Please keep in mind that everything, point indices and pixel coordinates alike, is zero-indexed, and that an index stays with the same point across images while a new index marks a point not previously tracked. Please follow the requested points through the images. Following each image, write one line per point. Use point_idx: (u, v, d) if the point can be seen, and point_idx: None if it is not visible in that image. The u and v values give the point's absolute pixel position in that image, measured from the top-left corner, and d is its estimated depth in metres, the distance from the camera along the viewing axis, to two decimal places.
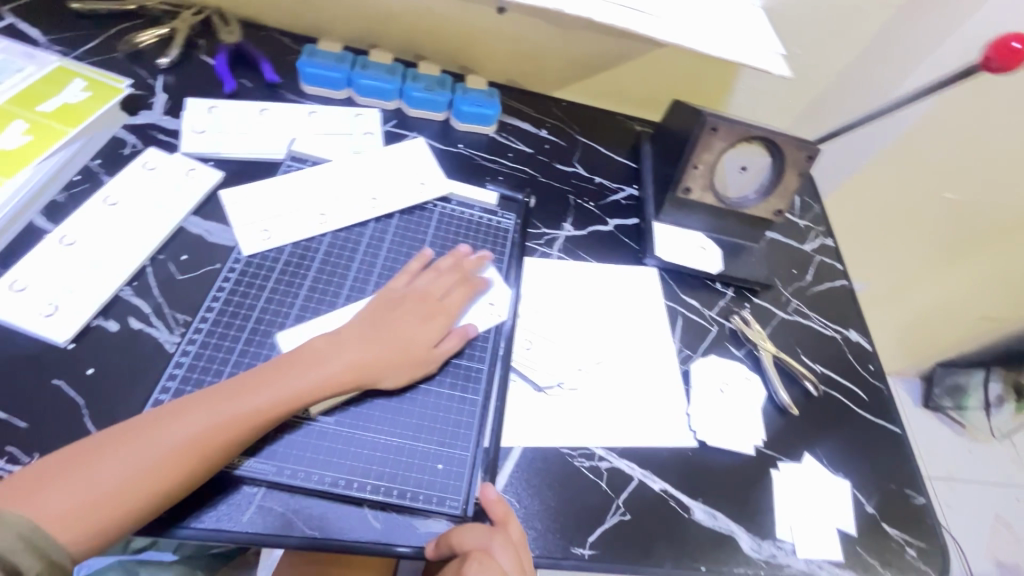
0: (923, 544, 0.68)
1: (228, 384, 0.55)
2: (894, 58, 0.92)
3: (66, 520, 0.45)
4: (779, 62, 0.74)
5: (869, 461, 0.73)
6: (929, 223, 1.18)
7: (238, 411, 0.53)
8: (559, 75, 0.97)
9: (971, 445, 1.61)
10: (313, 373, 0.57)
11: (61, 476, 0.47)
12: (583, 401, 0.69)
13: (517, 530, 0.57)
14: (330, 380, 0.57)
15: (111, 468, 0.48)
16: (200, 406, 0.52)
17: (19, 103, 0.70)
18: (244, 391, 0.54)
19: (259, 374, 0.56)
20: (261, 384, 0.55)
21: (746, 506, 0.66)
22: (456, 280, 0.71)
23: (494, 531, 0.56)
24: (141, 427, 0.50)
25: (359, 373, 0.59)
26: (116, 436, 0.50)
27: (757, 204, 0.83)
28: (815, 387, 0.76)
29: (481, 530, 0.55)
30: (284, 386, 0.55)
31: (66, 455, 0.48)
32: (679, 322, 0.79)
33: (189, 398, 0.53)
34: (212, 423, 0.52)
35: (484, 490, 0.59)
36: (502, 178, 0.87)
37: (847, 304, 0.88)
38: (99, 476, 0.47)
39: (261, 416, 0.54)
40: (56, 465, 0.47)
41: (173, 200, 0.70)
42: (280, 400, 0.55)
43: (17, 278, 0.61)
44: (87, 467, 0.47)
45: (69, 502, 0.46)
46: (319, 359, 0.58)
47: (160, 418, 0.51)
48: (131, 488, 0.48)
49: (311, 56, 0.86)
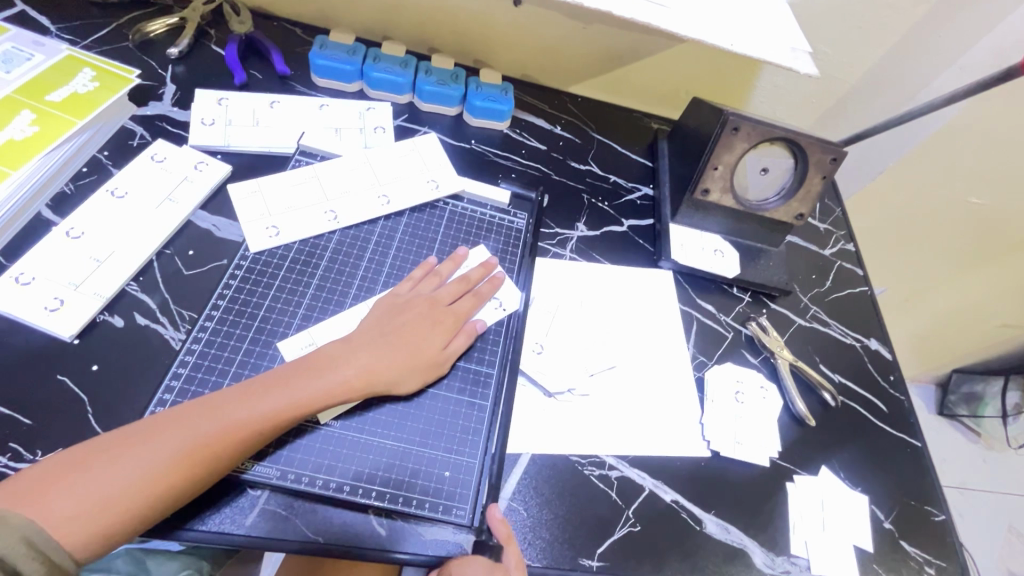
0: (943, 563, 0.66)
1: (236, 388, 0.54)
2: (925, 58, 0.88)
3: (70, 525, 0.44)
4: (803, 59, 0.70)
5: (888, 476, 0.71)
6: (953, 229, 1.14)
7: (246, 417, 0.52)
8: (576, 70, 0.95)
9: (987, 454, 1.58)
10: (324, 378, 0.56)
11: (64, 480, 0.45)
12: (594, 407, 0.67)
13: (513, 556, 0.55)
14: (341, 386, 0.56)
15: (115, 472, 0.47)
16: (207, 411, 0.51)
17: (28, 92, 0.69)
18: (253, 396, 0.53)
19: (268, 378, 0.55)
20: (270, 390, 0.54)
21: (760, 518, 0.64)
22: (460, 282, 0.69)
23: (494, 568, 0.54)
24: (147, 430, 0.49)
25: (370, 379, 0.58)
26: (122, 439, 0.48)
27: (778, 207, 0.80)
28: (834, 398, 0.74)
29: (479, 567, 0.53)
30: (293, 392, 0.54)
31: (71, 457, 0.47)
32: (694, 328, 0.77)
33: (196, 402, 0.52)
34: (220, 428, 0.51)
35: (490, 510, 0.57)
36: (515, 176, 0.85)
37: (868, 312, 0.85)
38: (104, 481, 0.46)
39: (269, 423, 0.53)
40: (59, 467, 0.46)
41: (182, 192, 0.69)
42: (290, 407, 0.54)
43: (24, 271, 0.60)
44: (90, 471, 0.46)
45: (73, 506, 0.45)
46: (329, 365, 0.57)
47: (167, 421, 0.50)
48: (136, 494, 0.47)
49: (322, 47, 0.84)
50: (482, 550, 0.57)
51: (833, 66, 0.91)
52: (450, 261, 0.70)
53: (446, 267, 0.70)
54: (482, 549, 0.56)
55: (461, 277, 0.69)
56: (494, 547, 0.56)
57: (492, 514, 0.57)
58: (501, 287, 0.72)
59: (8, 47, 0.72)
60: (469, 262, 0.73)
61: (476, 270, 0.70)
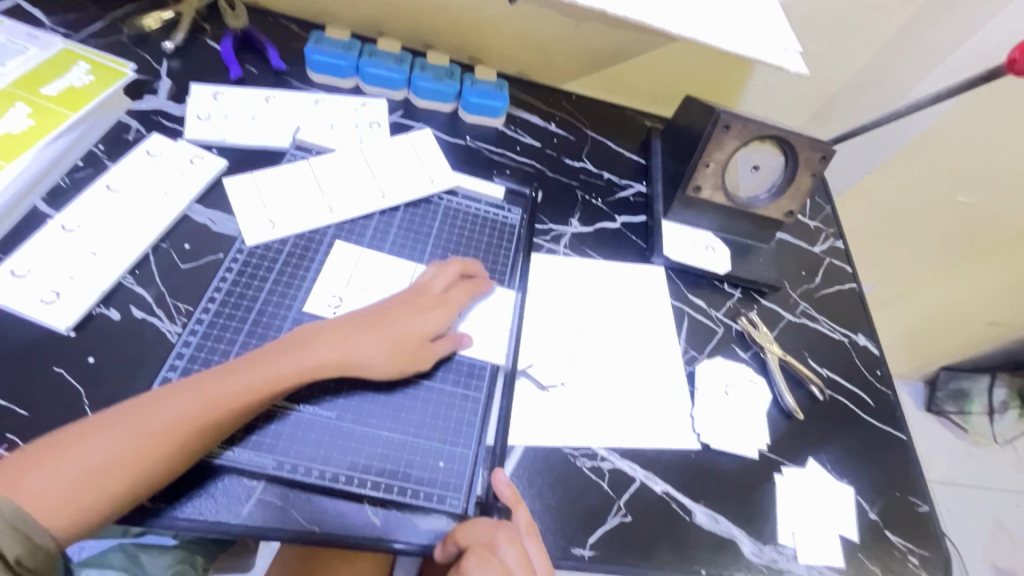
0: (926, 553, 0.68)
1: (215, 369, 0.54)
2: (913, 58, 0.90)
3: (49, 503, 0.45)
4: (798, 60, 0.71)
5: (873, 468, 0.72)
6: (941, 227, 1.16)
7: (224, 396, 0.52)
8: (570, 68, 0.95)
9: (973, 449, 1.60)
10: (297, 356, 0.56)
11: (43, 460, 0.46)
12: (587, 401, 0.68)
13: (524, 516, 0.57)
14: (313, 362, 0.57)
15: (93, 452, 0.47)
16: (184, 390, 0.52)
17: (23, 85, 0.69)
18: (229, 375, 0.54)
19: (246, 360, 0.55)
20: (244, 369, 0.54)
21: (748, 509, 0.65)
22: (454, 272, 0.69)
23: (500, 524, 0.55)
24: (126, 411, 0.50)
25: (345, 360, 0.58)
26: (100, 420, 0.49)
27: (769, 204, 0.82)
28: (821, 391, 0.75)
29: (486, 523, 0.55)
30: (270, 370, 0.55)
31: (50, 440, 0.48)
32: (686, 323, 0.78)
33: (174, 384, 0.53)
34: (197, 406, 0.51)
35: (496, 474, 0.59)
36: (510, 172, 0.85)
37: (856, 308, 0.87)
38: (81, 460, 0.47)
39: (248, 400, 0.53)
40: (39, 449, 0.47)
41: (177, 186, 0.70)
42: (266, 385, 0.54)
43: (19, 264, 0.60)
44: (68, 451, 0.47)
45: (50, 485, 0.45)
46: (303, 344, 0.58)
47: (145, 402, 0.51)
48: (114, 472, 0.47)
49: (317, 43, 0.84)
50: (489, 512, 0.58)
51: (824, 65, 0.92)
52: (456, 261, 0.70)
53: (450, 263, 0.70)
54: (490, 511, 0.58)
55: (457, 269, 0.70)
56: (502, 508, 0.58)
57: (497, 477, 0.59)
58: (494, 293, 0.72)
59: (2, 40, 0.72)
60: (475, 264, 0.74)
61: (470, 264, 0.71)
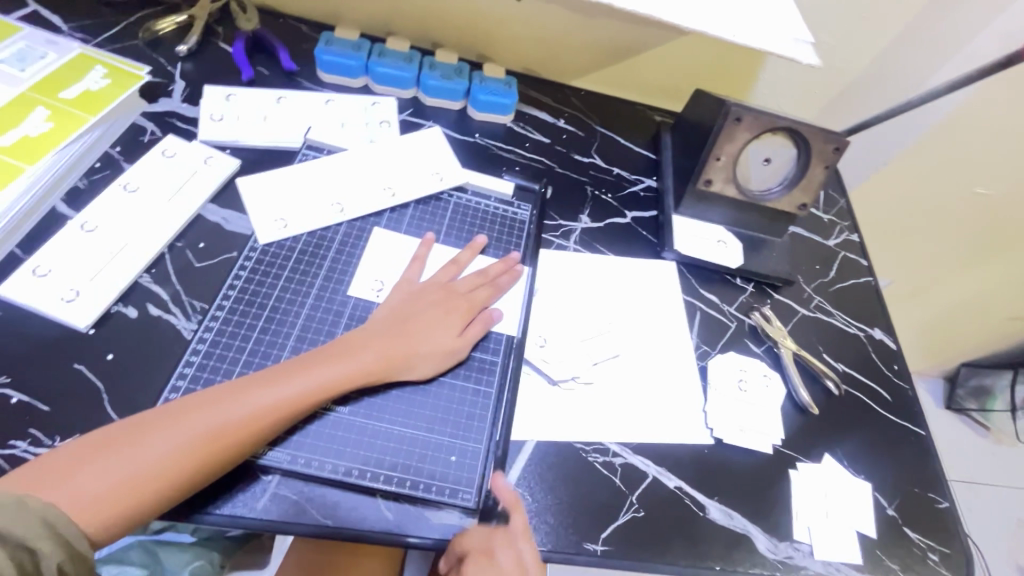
0: (947, 550, 0.67)
1: (256, 374, 0.55)
2: (924, 46, 0.89)
3: (94, 505, 0.46)
4: (809, 52, 0.69)
5: (892, 463, 0.71)
6: (960, 219, 1.14)
7: (269, 402, 0.53)
8: (579, 64, 0.95)
9: (994, 447, 1.57)
10: (337, 366, 0.57)
11: (87, 461, 0.47)
12: (599, 395, 0.68)
13: (523, 517, 0.58)
14: (354, 372, 0.58)
15: (138, 455, 0.48)
16: (230, 395, 0.53)
17: (42, 89, 0.70)
18: (272, 381, 0.55)
19: (288, 366, 0.57)
20: (285, 378, 0.55)
21: (763, 504, 0.65)
22: (477, 275, 0.70)
23: (495, 530, 0.57)
24: (171, 414, 0.51)
25: (383, 368, 0.59)
26: (145, 424, 0.50)
27: (781, 197, 0.81)
28: (837, 386, 0.75)
29: (481, 530, 0.56)
30: (310, 380, 0.56)
31: (96, 439, 0.49)
32: (698, 319, 0.77)
33: (219, 386, 0.54)
34: (243, 412, 0.52)
35: (495, 480, 0.59)
36: (519, 169, 0.86)
37: (872, 302, 0.86)
38: (125, 464, 0.47)
39: (290, 408, 0.54)
40: (84, 450, 0.48)
41: (193, 186, 0.71)
42: (309, 393, 0.55)
43: (40, 264, 0.61)
44: (113, 453, 0.48)
45: (96, 487, 0.46)
46: (341, 354, 0.59)
47: (189, 405, 0.52)
48: (159, 475, 0.48)
49: (328, 43, 0.85)
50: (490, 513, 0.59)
51: (837, 57, 0.91)
52: (467, 252, 0.72)
53: (464, 257, 0.72)
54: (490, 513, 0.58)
55: (480, 270, 0.71)
56: (501, 512, 0.58)
57: (497, 482, 0.59)
58: (519, 281, 0.73)
59: (21, 46, 0.73)
60: (486, 253, 0.75)
61: (496, 265, 0.72)
